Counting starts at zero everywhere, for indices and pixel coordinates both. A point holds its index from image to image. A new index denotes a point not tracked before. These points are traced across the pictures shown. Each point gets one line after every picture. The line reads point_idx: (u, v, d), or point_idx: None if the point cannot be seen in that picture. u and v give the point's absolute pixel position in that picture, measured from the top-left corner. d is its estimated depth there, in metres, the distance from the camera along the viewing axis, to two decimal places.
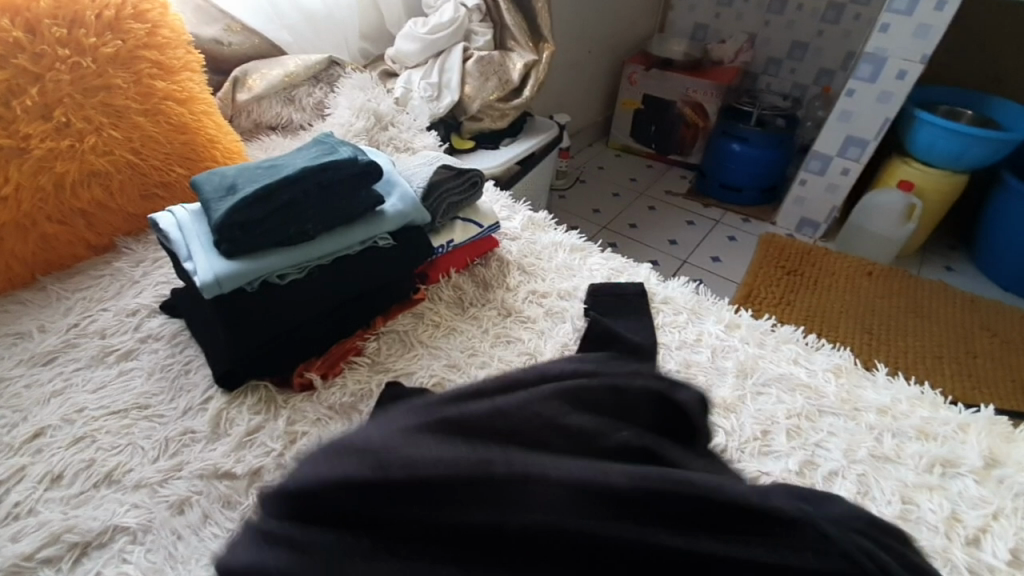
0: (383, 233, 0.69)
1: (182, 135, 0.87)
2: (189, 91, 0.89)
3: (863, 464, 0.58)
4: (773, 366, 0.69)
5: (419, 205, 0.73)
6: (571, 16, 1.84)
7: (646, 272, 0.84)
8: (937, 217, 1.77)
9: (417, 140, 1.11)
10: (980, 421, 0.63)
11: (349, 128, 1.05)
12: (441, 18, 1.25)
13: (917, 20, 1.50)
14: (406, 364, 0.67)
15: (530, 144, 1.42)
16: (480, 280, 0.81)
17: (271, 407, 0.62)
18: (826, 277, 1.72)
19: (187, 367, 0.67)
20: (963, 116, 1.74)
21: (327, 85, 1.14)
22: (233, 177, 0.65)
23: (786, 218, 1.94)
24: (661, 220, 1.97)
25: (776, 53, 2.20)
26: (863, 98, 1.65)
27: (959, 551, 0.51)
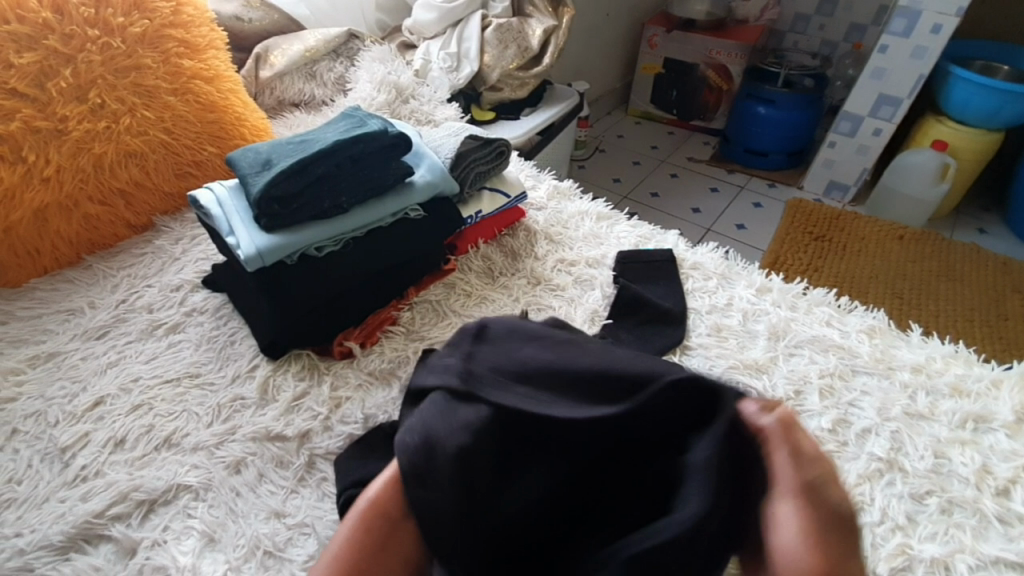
0: (414, 203, 0.70)
1: (211, 114, 0.89)
2: (215, 69, 0.90)
3: (896, 421, 0.59)
4: (806, 328, 0.69)
5: (447, 176, 0.73)
6: None
7: (674, 238, 0.83)
8: (971, 177, 1.71)
9: (438, 112, 1.11)
10: (1013, 377, 0.64)
11: (371, 102, 1.06)
12: None
13: None
14: (439, 332, 0.69)
15: (551, 113, 1.40)
16: (509, 250, 0.82)
17: (314, 374, 0.65)
18: (855, 242, 1.68)
19: (231, 339, 0.70)
20: (1000, 72, 1.66)
21: (347, 59, 1.14)
22: (268, 153, 0.66)
23: (814, 183, 1.89)
24: (684, 188, 1.94)
25: (804, 9, 2.09)
26: (897, 54, 1.58)
27: (988, 501, 0.53)
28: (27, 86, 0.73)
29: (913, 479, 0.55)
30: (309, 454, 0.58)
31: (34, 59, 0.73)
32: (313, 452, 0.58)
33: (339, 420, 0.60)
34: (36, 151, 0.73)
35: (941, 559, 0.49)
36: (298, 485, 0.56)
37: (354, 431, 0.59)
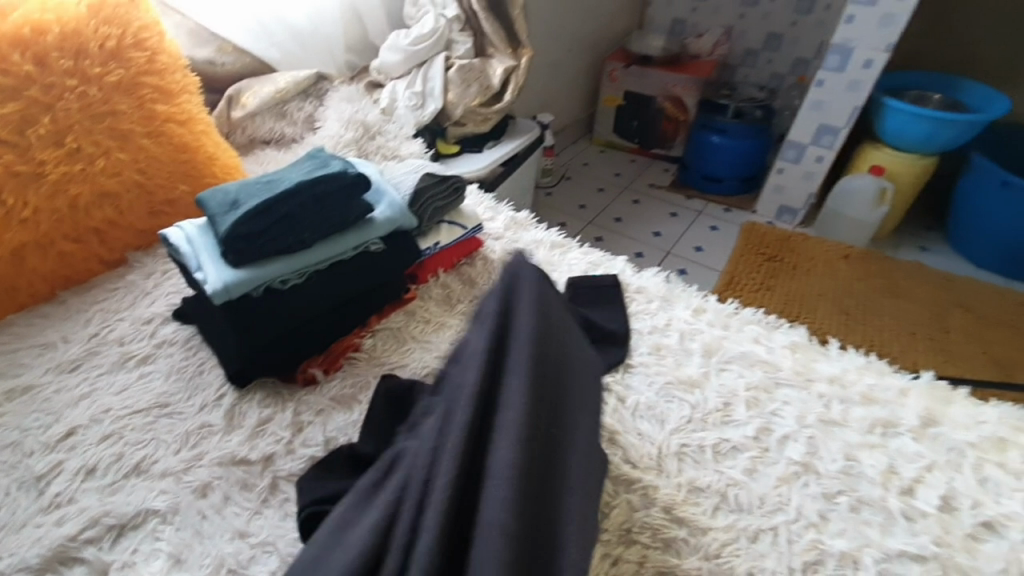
0: (374, 237, 0.75)
1: (184, 155, 0.93)
2: (188, 112, 0.95)
3: (813, 428, 0.65)
4: (736, 345, 0.76)
5: (406, 211, 0.79)
6: (549, 20, 1.88)
7: (621, 264, 0.90)
8: (909, 199, 1.83)
9: (404, 148, 1.18)
10: (919, 386, 0.71)
11: (339, 139, 1.11)
12: (422, 29, 1.31)
13: (883, 9, 1.55)
14: (399, 357, 0.74)
15: (514, 145, 1.48)
16: (467, 278, 0.87)
17: (279, 400, 0.69)
18: (805, 262, 1.79)
19: (200, 369, 0.73)
20: (932, 100, 1.78)
21: (316, 99, 1.20)
22: (235, 193, 0.71)
23: (766, 206, 2.01)
24: (646, 213, 2.03)
25: (752, 45, 2.23)
26: (833, 88, 1.71)
27: (895, 499, 0.58)
28: (8, 134, 0.77)
29: (827, 481, 0.60)
30: (272, 477, 0.61)
31: (16, 108, 0.77)
32: (276, 474, 0.61)
33: (301, 443, 0.64)
34: (15, 195, 0.77)
35: (849, 553, 0.54)
36: (261, 506, 0.59)
37: (316, 453, 0.63)
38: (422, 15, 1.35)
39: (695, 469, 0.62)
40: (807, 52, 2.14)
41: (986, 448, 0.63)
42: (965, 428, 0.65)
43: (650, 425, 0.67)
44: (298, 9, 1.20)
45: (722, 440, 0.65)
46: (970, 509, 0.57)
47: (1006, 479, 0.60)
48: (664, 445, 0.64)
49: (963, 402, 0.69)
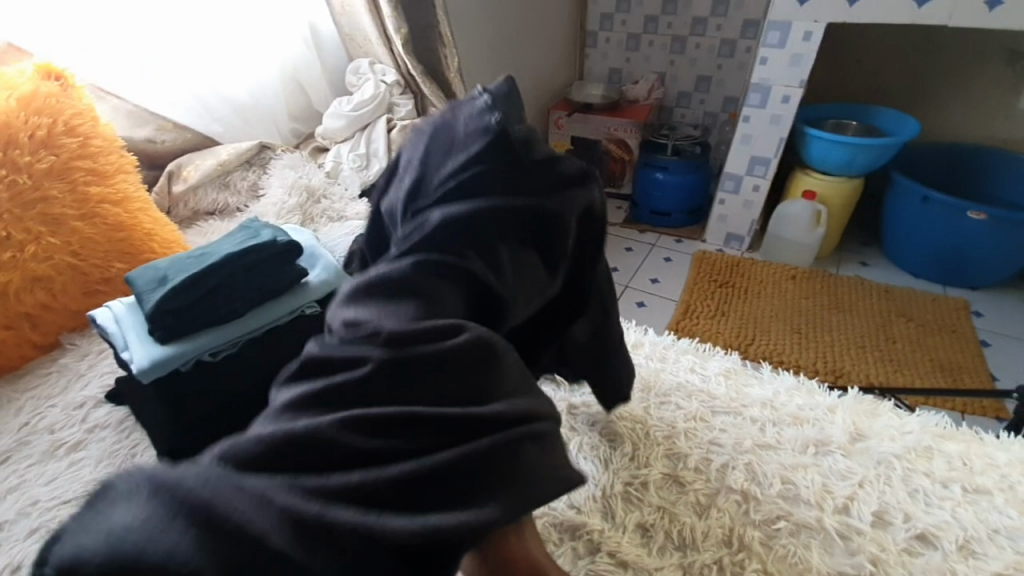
0: (310, 301, 0.76)
1: (120, 233, 0.93)
2: (123, 192, 0.96)
3: (749, 453, 0.67)
4: (672, 377, 0.78)
5: (342, 272, 0.80)
6: (490, 78, 1.99)
7: None
8: (843, 219, 1.94)
9: (349, 209, 1.21)
10: (847, 402, 0.73)
11: (282, 206, 1.14)
12: (362, 96, 1.37)
13: (790, 50, 1.69)
14: None
15: None
16: None
17: None
18: (754, 286, 1.85)
19: (133, 451, 0.71)
20: (850, 128, 1.92)
21: (260, 167, 1.23)
22: (164, 269, 0.71)
23: (714, 235, 2.10)
24: (601, 250, 2.09)
25: (684, 87, 2.38)
26: (758, 123, 1.83)
27: (830, 519, 0.59)
28: None
29: (765, 507, 0.61)
30: None
31: None
32: None
33: None
34: None
35: None
36: None
37: None
38: (362, 82, 1.41)
39: (638, 508, 0.62)
40: (734, 91, 2.30)
41: (913, 457, 0.65)
42: (891, 439, 0.67)
43: (593, 466, 0.67)
44: (241, 84, 1.25)
45: (664, 474, 0.65)
46: (903, 522, 0.58)
47: (933, 487, 0.61)
48: (607, 485, 0.64)
49: (888, 414, 0.72)
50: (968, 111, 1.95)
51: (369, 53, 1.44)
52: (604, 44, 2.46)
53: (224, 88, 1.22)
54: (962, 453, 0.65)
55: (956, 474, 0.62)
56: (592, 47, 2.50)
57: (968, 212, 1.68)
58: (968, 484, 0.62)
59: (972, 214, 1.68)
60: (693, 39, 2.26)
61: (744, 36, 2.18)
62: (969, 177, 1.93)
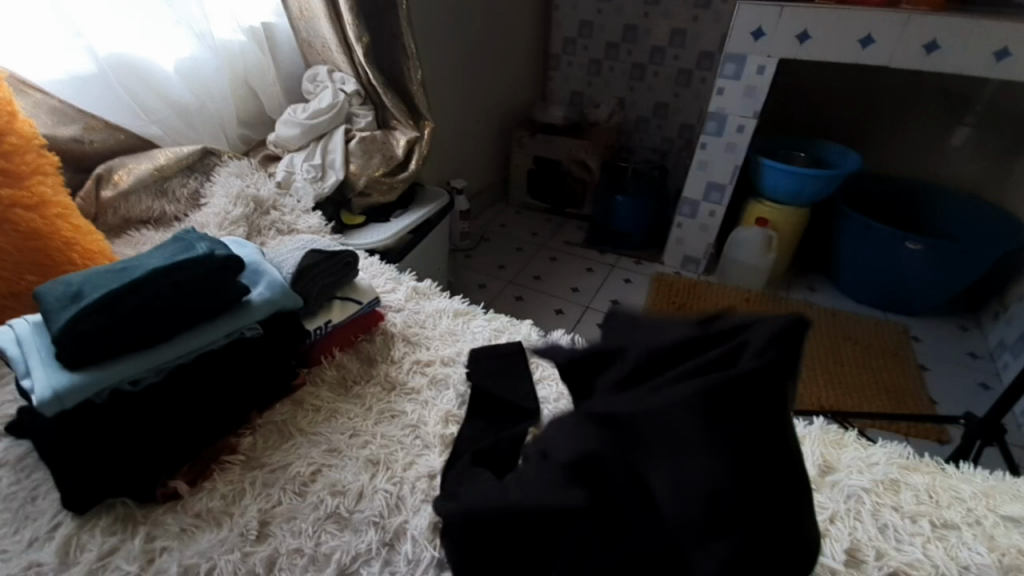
0: (250, 322, 0.69)
1: (33, 242, 0.83)
2: (41, 196, 0.86)
3: None
4: None
5: (288, 290, 0.73)
6: (452, 94, 1.96)
7: (526, 330, 0.89)
8: (793, 246, 2.01)
9: (301, 222, 1.14)
10: (813, 433, 0.73)
11: (225, 216, 1.05)
12: (320, 104, 1.30)
13: (745, 82, 1.75)
14: (282, 456, 0.66)
15: (423, 213, 1.47)
16: (365, 355, 0.82)
17: (129, 525, 0.58)
18: (711, 308, 1.89)
19: (33, 494, 0.61)
20: (799, 159, 2.01)
21: (203, 174, 1.13)
22: (79, 283, 0.62)
23: (672, 258, 2.13)
24: (563, 270, 2.08)
25: (644, 113, 2.44)
26: (714, 150, 1.88)
27: None
28: None
29: None
30: None
31: None
32: None
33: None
34: None
35: None
36: None
37: None
38: (320, 90, 1.34)
39: None
40: (691, 119, 2.37)
41: (881, 491, 0.64)
42: (859, 472, 0.67)
43: None
44: (167, 58, 1.11)
45: None
46: (875, 560, 0.57)
47: (903, 522, 0.61)
48: None
49: (854, 445, 0.72)
50: (904, 148, 2.08)
51: (328, 61, 1.38)
52: (568, 67, 2.49)
53: (144, 66, 1.09)
54: (927, 486, 0.66)
55: (924, 508, 0.62)
56: (555, 69, 2.53)
57: (906, 242, 1.77)
58: (936, 518, 0.61)
59: (909, 244, 1.77)
60: (653, 67, 2.33)
61: (700, 67, 2.25)
62: (906, 210, 2.06)
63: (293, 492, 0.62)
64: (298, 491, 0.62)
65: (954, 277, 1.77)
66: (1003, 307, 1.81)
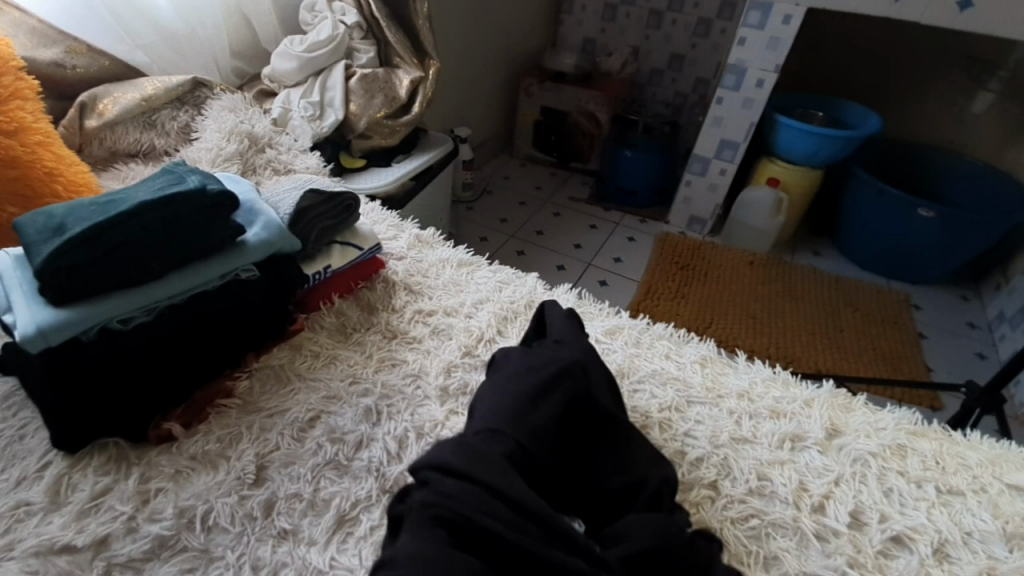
0: (245, 264, 0.66)
1: (12, 170, 0.78)
2: (19, 121, 0.80)
3: (725, 448, 0.63)
4: (647, 363, 0.74)
5: (286, 232, 0.70)
6: (458, 34, 1.85)
7: (532, 282, 0.86)
8: (802, 209, 1.96)
9: (298, 162, 1.09)
10: (822, 396, 0.72)
11: (218, 152, 0.99)
12: (318, 35, 1.21)
13: (768, 33, 1.66)
14: (280, 401, 0.64)
15: (425, 159, 1.40)
16: (365, 303, 0.79)
17: (122, 465, 0.57)
18: (714, 270, 1.86)
19: (20, 433, 0.59)
20: (817, 118, 1.93)
21: (193, 107, 1.07)
22: (61, 215, 0.58)
23: (677, 218, 2.08)
24: (566, 226, 2.03)
25: (657, 64, 2.32)
26: (730, 106, 1.80)
27: (807, 519, 0.57)
28: None
29: (737, 503, 0.58)
30: (104, 565, 0.49)
31: None
32: (110, 562, 0.49)
33: (146, 518, 0.52)
34: None
35: None
36: None
37: (164, 531, 0.52)
38: (319, 21, 1.25)
39: None
40: (706, 72, 2.26)
41: (887, 455, 0.64)
42: (866, 436, 0.66)
43: None
44: None
45: None
46: (878, 523, 0.57)
47: (907, 487, 0.60)
48: None
49: (863, 409, 0.71)
50: (924, 112, 2.00)
51: None
52: (581, 11, 2.35)
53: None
54: (933, 452, 0.65)
55: (930, 474, 0.62)
56: (567, 13, 2.39)
57: (918, 210, 1.73)
58: (941, 484, 0.61)
59: (922, 212, 1.73)
60: (670, 14, 2.20)
61: (720, 16, 2.13)
62: (921, 178, 2.00)
63: (291, 438, 0.60)
64: (296, 437, 0.61)
65: (962, 247, 1.75)
66: (1006, 280, 1.79)
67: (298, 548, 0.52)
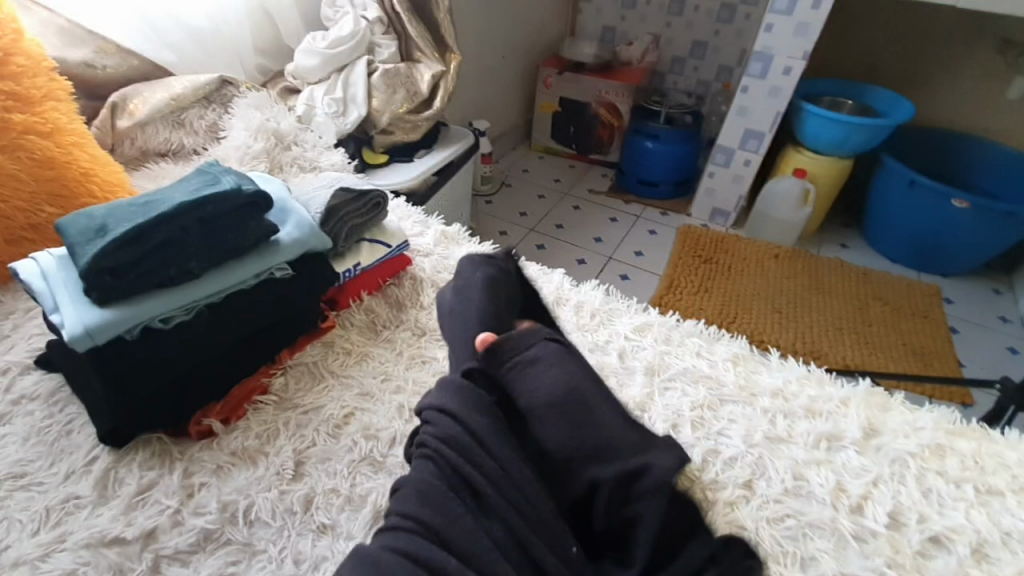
0: (279, 262, 0.66)
1: (49, 171, 0.80)
2: (53, 122, 0.82)
3: (760, 447, 0.63)
4: (678, 360, 0.73)
5: (317, 231, 0.70)
6: (478, 25, 1.83)
7: (559, 278, 0.85)
8: (830, 200, 1.92)
9: (323, 159, 1.09)
10: (858, 394, 0.70)
11: (246, 150, 1.00)
12: (340, 31, 1.21)
13: (797, 19, 1.61)
14: (314, 398, 0.65)
15: (447, 154, 1.40)
16: (394, 300, 0.80)
17: (166, 461, 0.58)
18: (738, 263, 1.83)
19: (68, 428, 0.61)
20: (845, 106, 1.87)
21: (220, 106, 1.08)
22: (102, 217, 0.60)
23: (699, 210, 2.05)
24: (587, 219, 2.02)
25: (679, 53, 2.28)
26: (755, 95, 1.76)
27: (845, 520, 0.56)
28: None
29: (772, 503, 0.57)
30: (153, 557, 0.51)
31: None
32: (158, 554, 0.51)
33: (191, 512, 0.54)
34: None
35: None
36: None
37: (208, 524, 0.53)
38: (341, 17, 1.25)
39: None
40: (729, 60, 2.21)
41: (926, 455, 0.62)
42: (904, 436, 0.65)
43: None
44: None
45: None
46: (917, 524, 0.56)
47: (946, 487, 0.59)
48: None
49: (900, 408, 0.69)
50: (959, 98, 1.92)
51: None
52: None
53: None
54: (973, 451, 0.63)
55: (969, 474, 0.60)
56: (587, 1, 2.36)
57: (952, 200, 1.68)
58: (980, 484, 0.60)
59: (955, 202, 1.68)
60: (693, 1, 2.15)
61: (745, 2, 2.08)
62: (954, 166, 1.93)
63: (327, 435, 0.61)
64: (331, 434, 0.62)
65: (997, 237, 1.70)
66: None
67: (337, 543, 0.53)
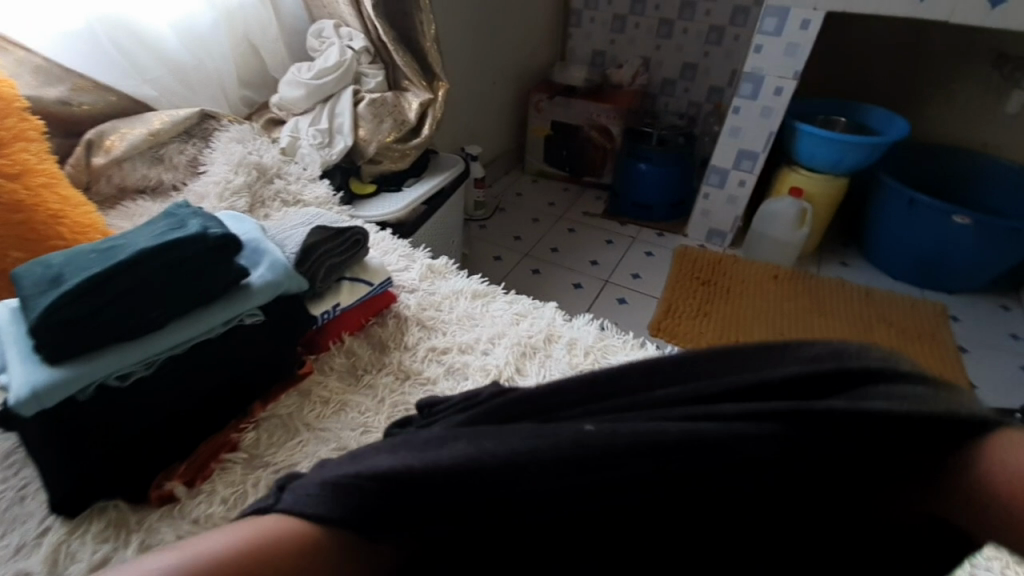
0: (249, 308, 0.62)
1: (17, 214, 0.76)
2: (23, 163, 0.79)
3: None
4: None
5: (292, 272, 0.67)
6: (467, 52, 1.83)
7: (551, 313, 0.81)
8: (827, 218, 1.89)
9: (307, 192, 1.07)
10: None
11: (226, 184, 0.97)
12: (326, 62, 1.20)
13: (786, 39, 1.60)
14: (287, 454, 0.61)
15: (436, 182, 1.37)
16: (376, 342, 0.76)
17: (122, 531, 0.53)
18: (736, 284, 1.80)
19: (21, 495, 0.56)
20: (839, 124, 1.86)
21: (201, 140, 1.06)
22: (59, 265, 0.56)
23: (696, 230, 2.02)
24: (582, 242, 1.99)
25: (669, 74, 2.28)
26: (747, 115, 1.75)
27: None
28: None
29: None
30: None
31: None
32: None
33: None
34: None
35: None
36: None
37: None
38: (326, 47, 1.24)
39: None
40: (720, 81, 2.21)
41: None
42: None
43: None
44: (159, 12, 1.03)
45: None
46: None
47: None
48: None
49: None
50: (952, 114, 1.92)
51: (334, 16, 1.27)
52: (589, 24, 2.33)
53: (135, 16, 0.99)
54: None
55: None
56: (576, 26, 2.37)
57: (953, 217, 1.65)
58: None
59: (956, 218, 1.65)
60: (681, 24, 2.16)
61: (733, 24, 2.09)
62: (952, 182, 1.91)
63: None
64: None
65: (1000, 252, 1.66)
66: None
67: None
